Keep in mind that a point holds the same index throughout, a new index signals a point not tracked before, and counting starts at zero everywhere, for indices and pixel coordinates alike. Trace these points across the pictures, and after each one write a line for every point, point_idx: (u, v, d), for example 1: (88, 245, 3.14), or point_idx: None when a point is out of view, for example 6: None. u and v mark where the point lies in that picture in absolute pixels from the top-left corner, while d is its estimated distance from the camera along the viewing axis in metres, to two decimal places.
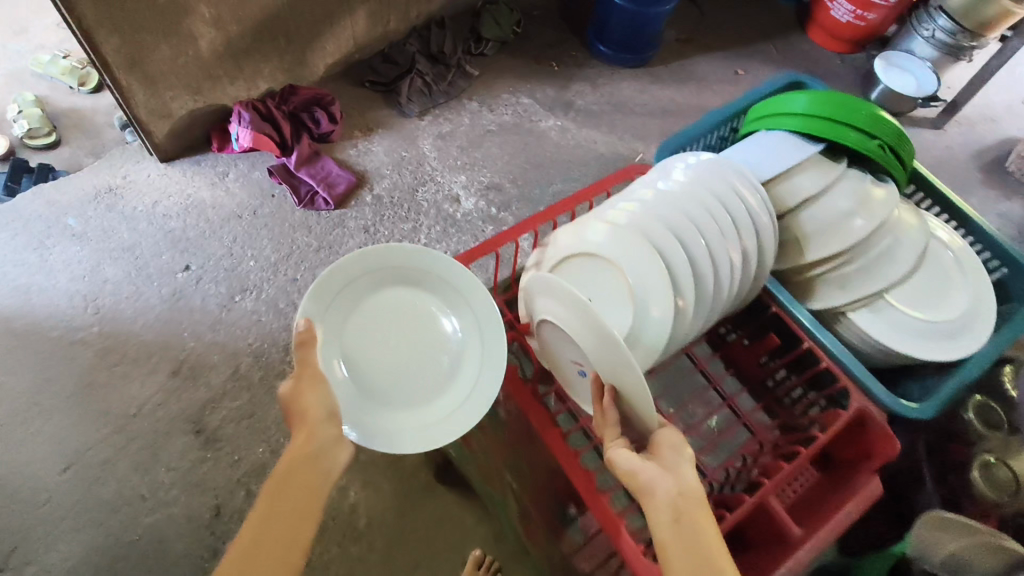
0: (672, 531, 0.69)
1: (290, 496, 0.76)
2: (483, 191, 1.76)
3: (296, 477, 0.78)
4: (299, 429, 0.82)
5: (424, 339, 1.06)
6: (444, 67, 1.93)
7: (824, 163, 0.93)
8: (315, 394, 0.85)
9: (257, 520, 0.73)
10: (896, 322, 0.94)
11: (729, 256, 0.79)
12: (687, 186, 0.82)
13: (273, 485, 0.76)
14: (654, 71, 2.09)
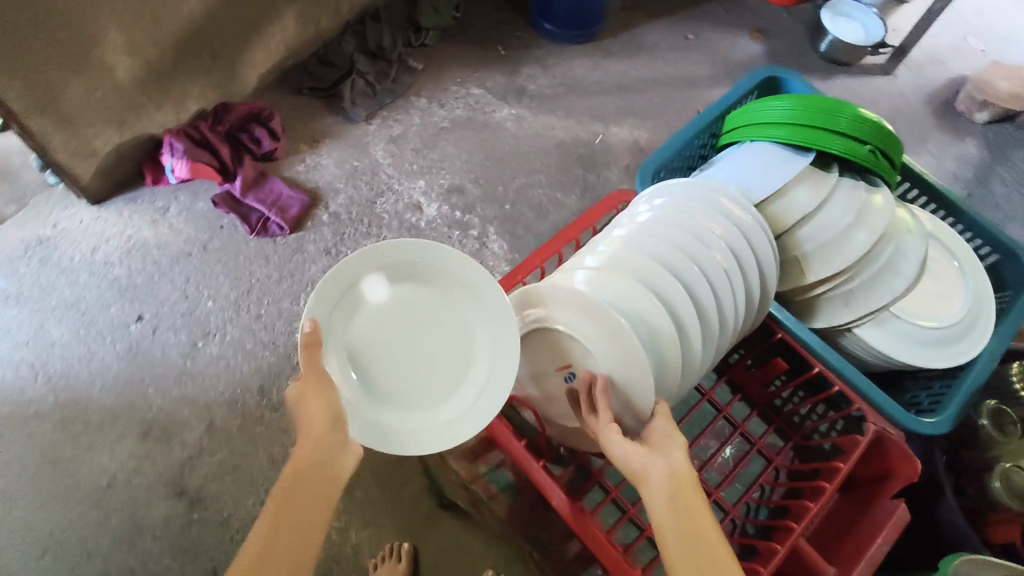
0: (671, 524, 0.57)
1: (287, 521, 0.62)
2: (445, 195, 1.61)
3: (298, 498, 0.64)
4: (304, 438, 0.67)
5: (437, 340, 0.83)
6: (386, 63, 1.75)
7: (815, 175, 0.80)
8: (321, 396, 0.69)
9: (253, 556, 0.59)
10: (906, 338, 0.82)
11: (733, 290, 0.74)
12: (676, 220, 0.77)
13: (275, 512, 0.62)
14: (606, 42, 1.92)
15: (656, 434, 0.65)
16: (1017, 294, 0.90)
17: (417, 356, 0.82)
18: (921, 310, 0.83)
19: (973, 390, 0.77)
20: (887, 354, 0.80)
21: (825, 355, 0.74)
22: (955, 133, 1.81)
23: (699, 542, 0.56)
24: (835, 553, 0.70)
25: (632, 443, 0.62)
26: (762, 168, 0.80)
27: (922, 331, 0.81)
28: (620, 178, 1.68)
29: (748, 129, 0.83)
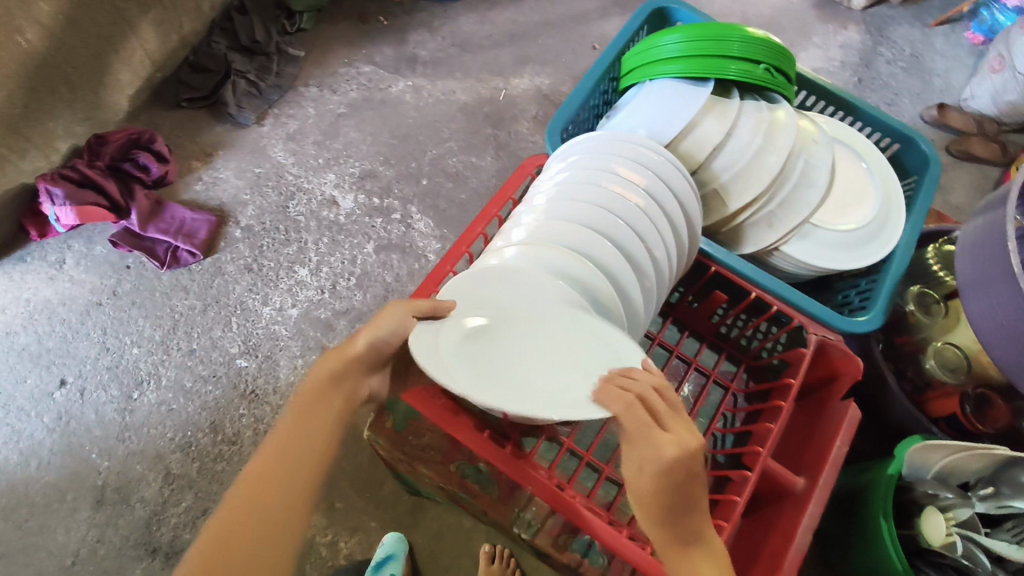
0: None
1: (294, 436, 0.64)
2: (358, 183, 1.53)
3: (310, 413, 0.66)
4: (331, 356, 0.70)
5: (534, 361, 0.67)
6: (264, 56, 1.62)
7: (718, 105, 0.80)
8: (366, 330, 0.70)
9: (266, 467, 0.62)
10: (830, 246, 0.84)
11: (663, 238, 0.74)
12: (600, 179, 0.75)
13: (288, 429, 0.65)
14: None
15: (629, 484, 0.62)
16: (921, 178, 0.94)
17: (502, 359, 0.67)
18: (839, 216, 0.86)
19: (897, 280, 0.81)
20: (814, 264, 0.83)
21: (758, 278, 0.76)
22: (836, 21, 1.69)
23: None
24: (803, 461, 0.73)
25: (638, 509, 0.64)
26: (667, 106, 0.80)
27: (842, 235, 0.84)
28: (533, 130, 1.62)
29: (646, 69, 0.83)
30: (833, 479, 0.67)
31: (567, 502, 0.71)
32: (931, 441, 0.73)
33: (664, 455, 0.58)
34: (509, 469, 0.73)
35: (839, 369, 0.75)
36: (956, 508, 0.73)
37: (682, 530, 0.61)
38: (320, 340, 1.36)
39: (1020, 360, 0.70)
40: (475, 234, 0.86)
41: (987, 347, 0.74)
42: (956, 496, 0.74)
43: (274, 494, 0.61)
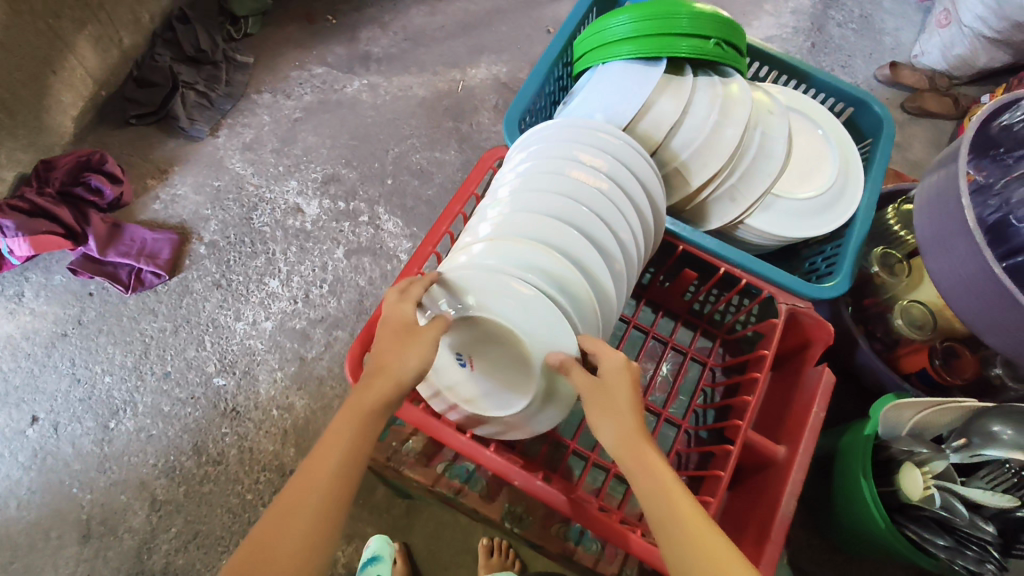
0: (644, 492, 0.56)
1: (345, 452, 0.61)
2: (322, 188, 1.50)
3: (359, 429, 0.62)
4: (382, 380, 0.63)
5: (506, 341, 0.71)
6: (212, 66, 1.58)
7: (673, 83, 0.80)
8: (408, 352, 0.65)
9: (313, 481, 0.59)
10: (792, 215, 0.85)
11: (626, 221, 0.74)
12: (560, 166, 0.75)
13: (341, 445, 0.61)
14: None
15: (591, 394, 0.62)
16: (876, 140, 0.95)
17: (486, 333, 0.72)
18: (799, 184, 0.87)
19: (860, 243, 0.82)
20: (778, 235, 0.83)
21: (723, 253, 0.77)
22: None
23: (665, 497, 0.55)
24: (783, 430, 0.74)
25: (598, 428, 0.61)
26: (623, 87, 0.79)
27: (803, 203, 0.85)
28: (494, 120, 1.60)
29: (598, 52, 0.82)
30: (814, 446, 0.68)
31: (581, 505, 0.68)
32: (905, 399, 0.75)
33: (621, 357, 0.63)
34: (521, 479, 0.69)
35: (810, 336, 0.76)
36: (932, 462, 0.74)
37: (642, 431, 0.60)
38: (298, 351, 1.34)
39: (979, 313, 0.72)
40: (441, 234, 0.85)
41: (947, 301, 0.76)
42: (930, 450, 0.75)
43: (317, 508, 0.57)
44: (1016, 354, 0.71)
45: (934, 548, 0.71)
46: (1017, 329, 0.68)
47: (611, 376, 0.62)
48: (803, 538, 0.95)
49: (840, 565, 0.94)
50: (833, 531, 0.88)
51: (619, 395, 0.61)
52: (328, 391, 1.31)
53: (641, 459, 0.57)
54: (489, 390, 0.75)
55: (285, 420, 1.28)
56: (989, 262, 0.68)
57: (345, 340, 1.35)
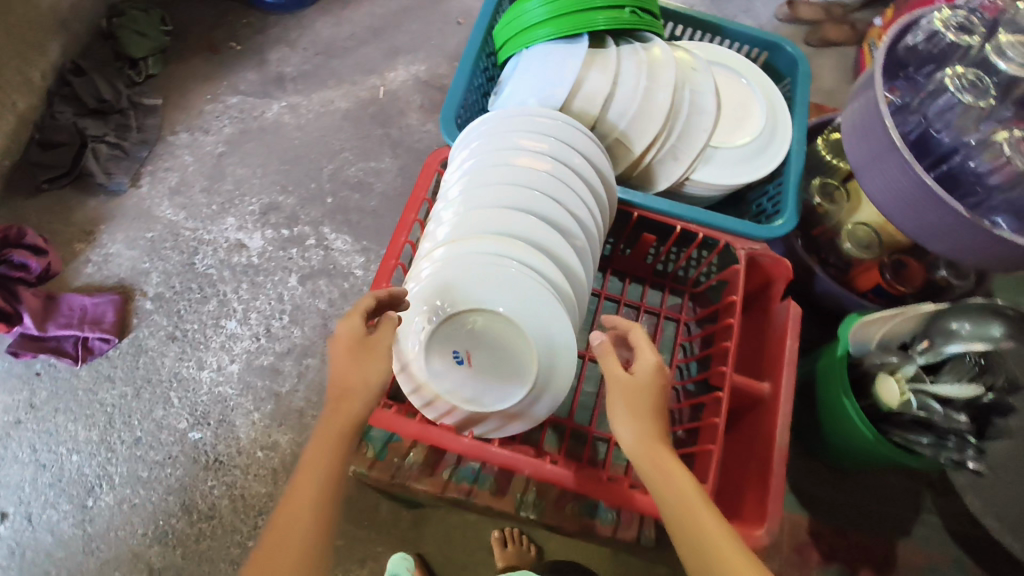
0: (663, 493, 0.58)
1: (329, 472, 0.61)
2: (262, 219, 1.46)
3: (336, 448, 0.62)
4: (347, 398, 0.63)
5: (491, 328, 0.73)
6: (119, 114, 1.50)
7: (598, 57, 0.81)
8: (366, 370, 0.64)
9: (298, 504, 0.58)
10: (733, 163, 0.88)
11: (580, 197, 0.75)
12: (506, 155, 0.75)
13: (323, 467, 0.61)
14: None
15: (618, 392, 0.64)
16: (794, 78, 0.99)
17: (469, 325, 0.73)
18: (735, 132, 0.90)
19: (799, 178, 0.85)
20: (724, 184, 0.86)
21: (678, 211, 0.79)
22: None
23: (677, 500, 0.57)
24: (763, 368, 0.77)
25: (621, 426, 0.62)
26: (550, 68, 0.80)
27: (742, 149, 0.88)
28: (423, 119, 1.59)
29: (519, 39, 0.83)
30: (793, 377, 0.72)
31: (605, 485, 0.69)
32: (868, 316, 0.80)
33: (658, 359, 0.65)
34: (533, 469, 0.70)
35: (770, 274, 0.79)
36: (903, 367, 0.79)
37: (662, 436, 0.62)
38: (271, 388, 1.31)
39: (920, 224, 0.76)
40: (400, 244, 0.84)
41: (891, 218, 0.80)
42: (899, 358, 0.80)
43: (309, 528, 0.57)
44: (960, 255, 0.76)
45: (920, 448, 0.76)
46: (956, 232, 0.73)
47: (643, 374, 0.64)
48: (801, 465, 1.00)
49: (836, 483, 0.99)
50: (830, 455, 0.93)
51: (647, 395, 0.63)
52: (310, 420, 1.29)
53: (659, 463, 0.59)
54: (487, 387, 0.74)
55: (272, 460, 1.26)
56: (921, 175, 0.72)
57: (318, 367, 1.33)
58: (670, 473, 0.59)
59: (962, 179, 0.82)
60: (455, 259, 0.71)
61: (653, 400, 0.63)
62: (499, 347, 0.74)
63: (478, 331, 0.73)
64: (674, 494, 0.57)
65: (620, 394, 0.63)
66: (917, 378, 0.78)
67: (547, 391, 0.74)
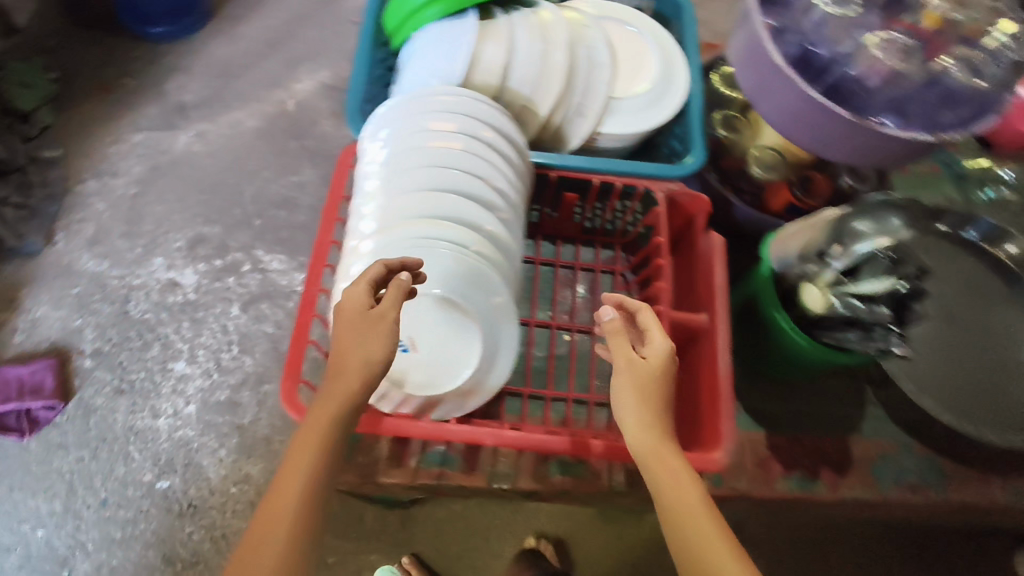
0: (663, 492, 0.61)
1: (313, 470, 0.61)
2: (191, 253, 1.41)
3: (324, 443, 0.61)
4: (336, 385, 0.62)
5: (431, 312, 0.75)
6: (19, 172, 1.42)
7: (489, 27, 0.81)
8: (361, 344, 0.63)
9: (285, 491, 0.60)
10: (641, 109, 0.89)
11: (499, 171, 0.76)
12: (419, 139, 0.75)
13: (311, 452, 0.61)
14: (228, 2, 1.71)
15: (626, 385, 0.65)
16: (682, 21, 1.02)
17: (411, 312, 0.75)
18: (637, 80, 0.90)
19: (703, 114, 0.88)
20: (634, 131, 0.86)
21: (594, 166, 0.80)
22: None
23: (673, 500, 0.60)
24: (698, 300, 0.80)
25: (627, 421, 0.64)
26: (443, 47, 0.79)
27: (647, 95, 0.88)
28: (338, 125, 1.56)
29: (411, 22, 0.83)
30: (728, 303, 0.75)
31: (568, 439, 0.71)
32: (782, 229, 0.83)
33: (670, 346, 0.66)
34: (497, 439, 0.71)
35: (690, 209, 0.82)
36: (823, 274, 0.78)
37: (668, 429, 0.64)
38: (232, 422, 1.28)
39: (818, 138, 0.79)
40: (327, 247, 0.82)
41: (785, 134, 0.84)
42: (817, 265, 0.79)
43: (292, 515, 0.58)
44: (850, 159, 0.80)
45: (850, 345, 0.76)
46: (848, 142, 0.76)
47: (654, 361, 0.65)
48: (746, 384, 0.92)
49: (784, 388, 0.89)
50: (774, 363, 0.87)
51: (656, 384, 0.64)
52: (278, 446, 1.27)
53: (661, 462, 0.62)
54: (434, 374, 0.74)
55: (247, 493, 1.24)
56: (808, 91, 0.75)
57: (277, 391, 1.30)
58: (671, 471, 0.61)
59: (846, 86, 0.78)
60: (387, 250, 0.71)
61: (660, 387, 0.65)
62: (441, 331, 0.75)
63: (419, 316, 0.75)
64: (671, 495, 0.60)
65: (630, 388, 0.64)
66: (841, 282, 0.76)
67: (494, 365, 0.75)
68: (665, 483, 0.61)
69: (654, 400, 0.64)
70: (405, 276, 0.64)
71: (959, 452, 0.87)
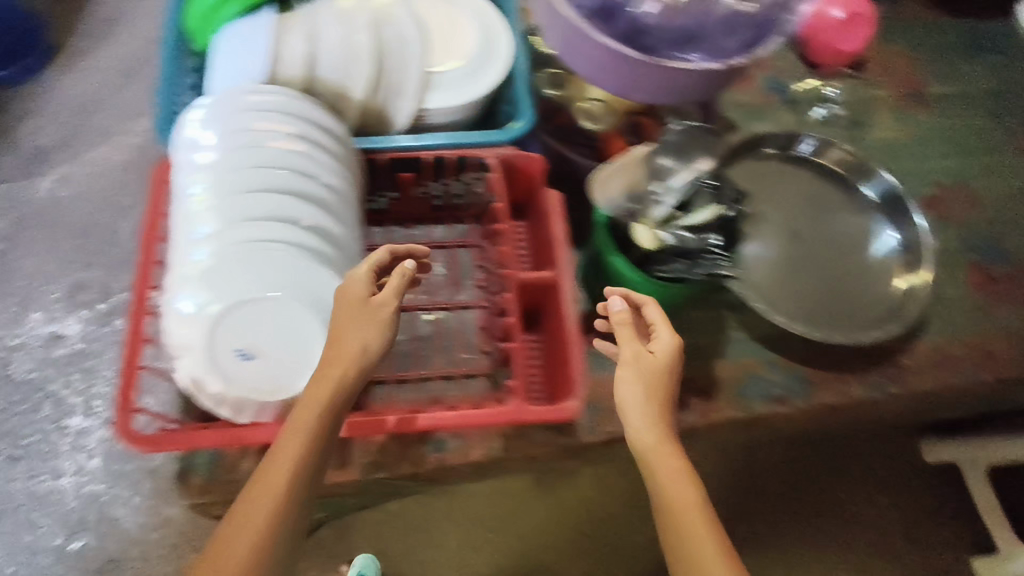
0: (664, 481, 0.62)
1: (300, 468, 0.57)
2: (74, 301, 1.23)
3: (311, 445, 0.58)
4: (330, 369, 0.60)
5: (270, 314, 0.68)
6: None
7: (287, 21, 0.77)
8: (357, 329, 0.62)
9: (265, 481, 0.57)
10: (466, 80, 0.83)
11: (334, 168, 0.76)
12: (246, 142, 0.72)
13: (299, 440, 0.58)
14: (79, 5, 1.49)
15: (634, 377, 0.66)
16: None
17: (248, 317, 0.68)
18: (457, 50, 0.85)
19: (526, 80, 0.86)
20: (455, 105, 0.82)
21: (421, 143, 0.78)
22: None
23: (672, 487, 0.62)
24: (546, 260, 0.80)
25: (631, 410, 0.65)
26: (243, 46, 0.76)
27: (470, 65, 0.84)
28: None
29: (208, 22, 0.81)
30: (570, 254, 0.75)
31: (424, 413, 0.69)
32: (597, 177, 0.76)
33: (677, 342, 0.68)
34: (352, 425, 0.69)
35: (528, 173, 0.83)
36: (651, 212, 0.75)
37: (672, 431, 0.65)
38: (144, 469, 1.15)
39: (622, 84, 0.78)
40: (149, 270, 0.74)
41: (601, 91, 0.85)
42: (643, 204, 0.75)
43: (269, 506, 0.56)
44: (658, 99, 0.80)
45: (690, 276, 0.73)
46: (655, 86, 0.77)
47: (661, 355, 0.67)
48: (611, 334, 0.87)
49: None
50: None
51: (661, 380, 0.66)
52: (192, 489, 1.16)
53: (668, 460, 0.63)
54: (277, 384, 0.68)
55: (164, 538, 1.16)
56: (599, 39, 0.74)
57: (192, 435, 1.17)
58: (676, 470, 0.62)
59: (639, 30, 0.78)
60: (225, 261, 0.68)
61: (664, 383, 0.66)
62: (282, 334, 0.69)
63: (258, 319, 0.68)
64: (670, 485, 0.61)
65: (635, 381, 0.66)
66: (672, 220, 0.75)
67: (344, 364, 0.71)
68: (663, 483, 0.61)
69: (661, 393, 0.66)
70: (409, 268, 0.67)
71: (819, 357, 0.86)
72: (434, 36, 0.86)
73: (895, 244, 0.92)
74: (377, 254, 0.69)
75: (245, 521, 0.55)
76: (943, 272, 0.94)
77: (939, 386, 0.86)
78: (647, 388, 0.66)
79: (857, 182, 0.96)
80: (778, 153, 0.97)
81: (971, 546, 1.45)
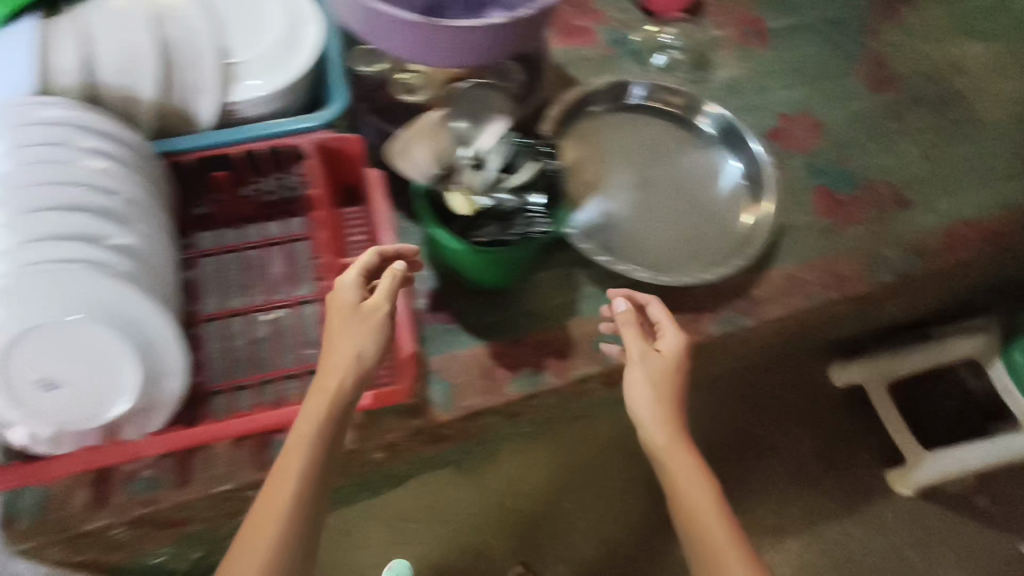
0: (676, 471, 0.68)
1: (305, 478, 0.58)
2: None
3: (317, 456, 0.58)
4: (325, 379, 0.60)
5: (68, 342, 0.64)
6: None
7: (52, 23, 0.72)
8: (350, 336, 0.61)
9: (276, 499, 0.57)
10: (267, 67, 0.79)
11: (134, 182, 0.71)
12: (26, 157, 0.65)
13: (301, 457, 0.58)
14: None
15: (643, 373, 0.71)
16: None
17: (42, 347, 0.63)
18: (257, 36, 0.80)
19: (337, 60, 0.83)
20: (256, 96, 0.78)
21: (229, 138, 0.76)
22: None
23: (685, 480, 0.67)
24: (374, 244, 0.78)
25: (641, 401, 0.70)
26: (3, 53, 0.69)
27: (269, 50, 0.79)
28: None
29: None
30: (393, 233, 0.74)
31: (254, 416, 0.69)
32: (391, 151, 0.75)
33: (683, 342, 0.73)
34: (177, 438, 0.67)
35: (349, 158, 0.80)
36: (466, 178, 0.72)
37: (682, 426, 0.70)
38: None
39: (414, 50, 0.73)
40: None
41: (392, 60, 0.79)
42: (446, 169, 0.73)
43: (281, 525, 0.56)
44: (456, 63, 0.75)
45: (508, 238, 0.72)
46: (447, 41, 0.71)
47: (670, 353, 0.72)
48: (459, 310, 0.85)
49: (502, 295, 0.84)
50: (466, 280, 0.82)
51: (669, 375, 0.71)
52: None
53: (682, 455, 0.68)
54: (87, 409, 0.65)
55: None
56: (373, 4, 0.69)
57: None
58: (688, 464, 0.68)
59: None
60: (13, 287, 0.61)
61: (673, 381, 0.72)
62: (83, 361, 0.65)
63: (53, 349, 0.64)
64: (682, 477, 0.67)
65: (643, 377, 0.71)
66: (503, 182, 0.72)
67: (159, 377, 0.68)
68: (675, 473, 0.68)
69: (671, 390, 0.71)
70: (399, 270, 0.65)
71: (674, 300, 0.87)
72: (230, 23, 0.81)
73: (740, 177, 0.94)
74: (364, 255, 0.67)
75: (254, 537, 0.56)
76: (788, 201, 0.96)
77: (792, 312, 0.88)
78: (657, 385, 0.71)
79: (690, 119, 0.98)
80: (609, 107, 0.97)
81: (883, 461, 1.51)
